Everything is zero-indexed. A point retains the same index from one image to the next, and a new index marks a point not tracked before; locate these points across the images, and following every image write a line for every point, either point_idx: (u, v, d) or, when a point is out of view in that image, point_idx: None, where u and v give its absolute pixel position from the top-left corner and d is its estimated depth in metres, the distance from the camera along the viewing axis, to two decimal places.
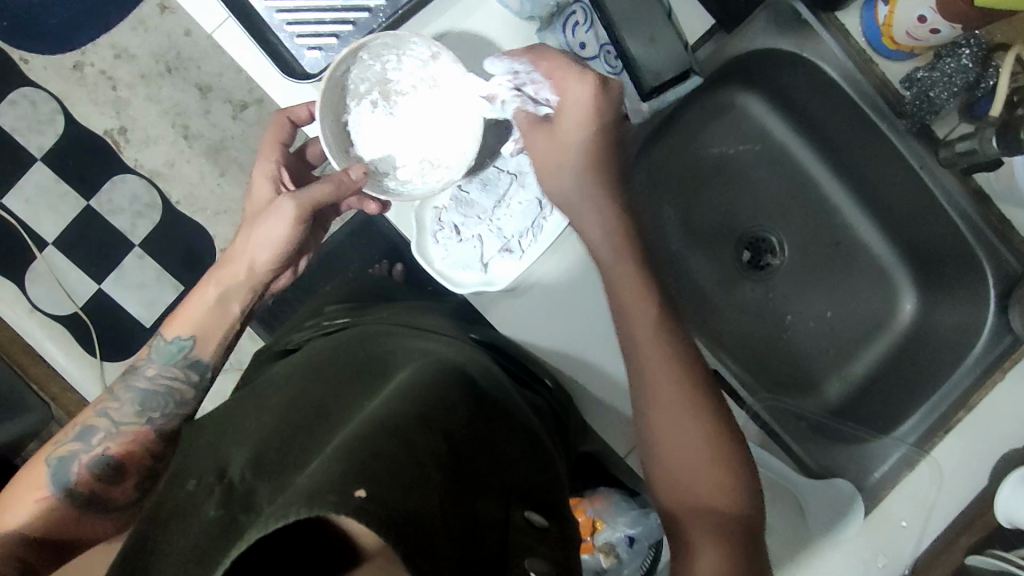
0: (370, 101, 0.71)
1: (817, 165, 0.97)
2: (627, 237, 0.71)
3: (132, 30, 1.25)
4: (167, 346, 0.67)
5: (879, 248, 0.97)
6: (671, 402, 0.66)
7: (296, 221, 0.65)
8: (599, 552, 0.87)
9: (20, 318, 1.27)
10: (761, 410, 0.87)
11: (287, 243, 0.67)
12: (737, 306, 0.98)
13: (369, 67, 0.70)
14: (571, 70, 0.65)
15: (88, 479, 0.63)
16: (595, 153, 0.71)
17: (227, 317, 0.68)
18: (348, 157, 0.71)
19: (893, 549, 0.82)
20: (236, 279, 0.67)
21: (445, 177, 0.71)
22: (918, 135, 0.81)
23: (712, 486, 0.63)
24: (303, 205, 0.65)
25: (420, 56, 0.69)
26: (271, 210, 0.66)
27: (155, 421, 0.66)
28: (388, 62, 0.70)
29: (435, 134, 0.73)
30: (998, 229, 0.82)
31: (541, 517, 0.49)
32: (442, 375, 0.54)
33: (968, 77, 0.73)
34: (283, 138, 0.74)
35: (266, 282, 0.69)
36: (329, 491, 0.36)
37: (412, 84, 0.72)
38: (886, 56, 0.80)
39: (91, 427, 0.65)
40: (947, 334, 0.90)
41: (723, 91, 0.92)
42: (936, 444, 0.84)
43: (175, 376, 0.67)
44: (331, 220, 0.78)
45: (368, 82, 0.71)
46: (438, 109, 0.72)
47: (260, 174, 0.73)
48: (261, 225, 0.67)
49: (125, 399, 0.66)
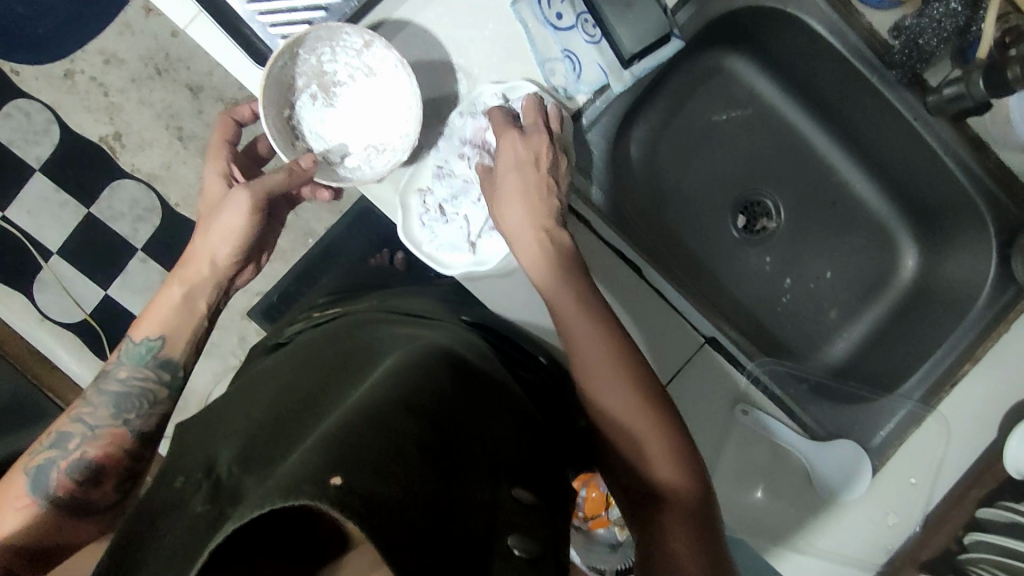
0: (309, 94, 0.74)
1: (809, 125, 0.95)
2: (542, 219, 0.69)
3: (120, 34, 1.25)
4: (136, 347, 0.67)
5: (876, 203, 0.96)
6: (606, 381, 0.63)
7: (252, 210, 0.67)
8: (614, 526, 0.86)
9: (30, 326, 1.29)
10: (761, 373, 0.83)
11: (247, 232, 0.69)
12: (737, 273, 0.96)
13: (305, 61, 0.72)
14: (498, 122, 0.71)
15: (68, 484, 0.62)
16: (531, 185, 0.69)
17: (194, 312, 0.69)
18: (296, 149, 0.74)
19: (905, 508, 0.82)
20: (200, 276, 0.69)
21: (390, 160, 0.73)
22: (909, 85, 0.79)
23: (667, 437, 0.62)
24: (256, 193, 0.67)
25: (354, 46, 0.71)
26: (227, 201, 0.68)
27: (131, 421, 0.65)
28: (323, 55, 0.72)
29: (375, 122, 0.75)
30: (997, 177, 0.80)
31: (528, 494, 0.50)
32: (428, 359, 0.55)
33: (957, 20, 0.74)
34: (231, 138, 0.77)
35: (228, 274, 0.71)
36: (306, 481, 0.36)
37: (349, 74, 0.74)
38: (871, 5, 0.78)
39: (67, 432, 0.63)
40: (953, 287, 0.89)
41: (709, 55, 0.91)
42: (942, 399, 0.83)
43: (145, 377, 0.67)
44: (284, 212, 0.80)
45: (306, 76, 0.73)
46: (376, 98, 0.75)
47: (211, 172, 0.74)
48: (215, 220, 0.68)
49: (98, 403, 0.65)
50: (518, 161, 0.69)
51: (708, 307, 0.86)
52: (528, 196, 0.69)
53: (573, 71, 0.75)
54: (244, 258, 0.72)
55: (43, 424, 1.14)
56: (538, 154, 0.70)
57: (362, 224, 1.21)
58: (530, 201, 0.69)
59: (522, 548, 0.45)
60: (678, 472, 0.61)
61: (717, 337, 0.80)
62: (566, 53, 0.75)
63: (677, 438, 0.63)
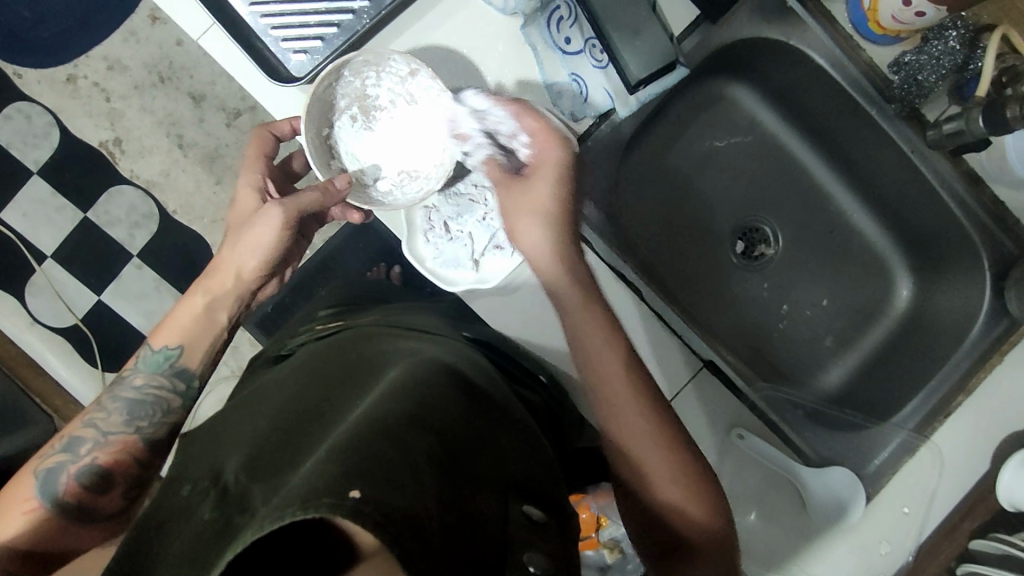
0: (349, 115, 0.75)
1: (809, 154, 0.96)
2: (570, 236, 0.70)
3: (124, 41, 1.26)
4: (154, 356, 0.66)
5: (873, 233, 0.97)
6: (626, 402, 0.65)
7: (283, 227, 0.66)
8: (604, 548, 0.84)
9: (21, 330, 1.28)
10: (759, 399, 0.83)
11: (275, 248, 0.67)
12: (733, 297, 0.97)
13: (348, 83, 0.73)
14: (553, 135, 0.69)
15: (76, 489, 0.61)
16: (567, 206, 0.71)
17: (214, 324, 0.68)
18: (331, 168, 0.74)
19: (896, 537, 0.82)
20: (223, 288, 0.68)
21: (423, 187, 0.74)
22: (908, 119, 0.81)
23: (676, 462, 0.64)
24: (289, 211, 0.65)
25: (399, 73, 0.72)
26: (257, 216, 0.66)
27: (143, 429, 0.65)
28: (368, 79, 0.73)
29: (410, 147, 0.76)
30: (992, 212, 0.82)
31: (538, 511, 0.50)
32: (435, 374, 0.55)
33: (956, 58, 0.75)
34: (266, 151, 0.76)
35: (252, 287, 0.70)
36: (323, 492, 0.36)
37: (390, 100, 0.75)
38: (873, 41, 0.80)
39: (79, 437, 0.63)
40: (945, 318, 0.90)
41: (711, 83, 0.92)
42: (936, 428, 0.84)
43: (161, 385, 0.66)
44: (313, 230, 0.80)
45: (348, 97, 0.74)
46: (415, 125, 0.76)
47: (245, 184, 0.73)
48: (246, 233, 0.67)
49: (112, 409, 0.64)
50: (558, 173, 0.70)
51: (702, 330, 0.87)
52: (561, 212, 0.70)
53: (580, 94, 0.77)
54: (269, 273, 0.70)
55: (31, 430, 1.13)
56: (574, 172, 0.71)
57: (360, 239, 1.22)
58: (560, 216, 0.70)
59: (537, 564, 0.45)
60: (694, 500, 0.64)
61: (715, 361, 0.80)
62: (573, 76, 0.76)
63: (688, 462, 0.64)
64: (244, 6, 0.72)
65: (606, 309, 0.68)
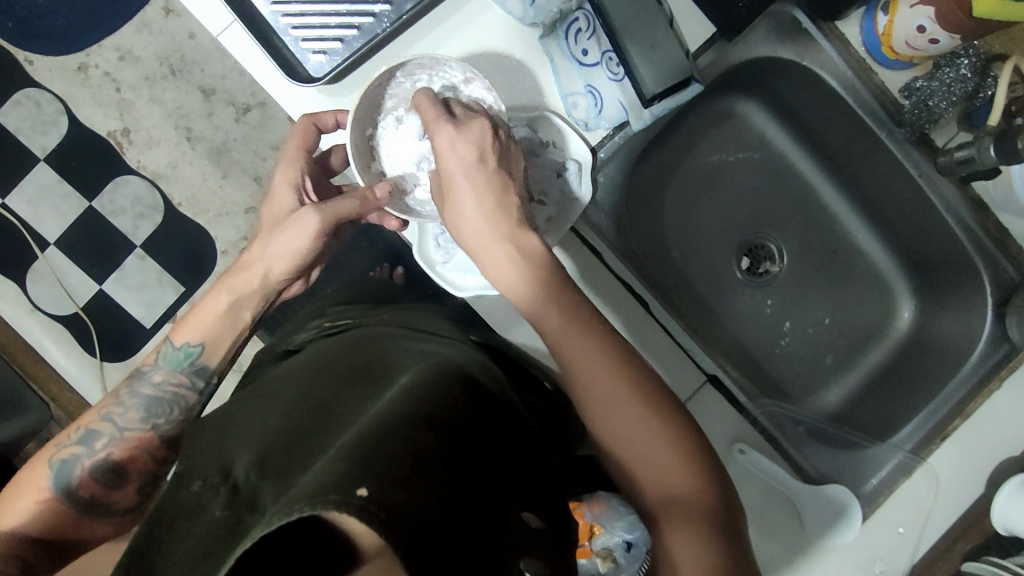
0: (395, 117, 0.73)
1: (816, 173, 0.97)
2: (500, 212, 0.64)
3: (137, 33, 1.26)
4: (174, 352, 0.67)
5: (877, 254, 0.98)
6: (599, 393, 0.60)
7: (318, 234, 0.65)
8: (596, 557, 0.83)
9: (20, 316, 1.27)
10: (761, 416, 0.87)
11: (308, 252, 0.66)
12: (736, 313, 0.98)
13: (398, 83, 0.73)
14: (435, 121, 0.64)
15: (90, 482, 0.62)
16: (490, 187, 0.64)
17: (238, 323, 0.69)
18: (370, 171, 0.73)
19: (892, 557, 0.82)
20: (249, 288, 0.67)
21: None
22: (917, 143, 0.82)
23: (660, 446, 0.58)
24: (327, 219, 0.64)
25: (452, 79, 0.72)
26: (291, 221, 0.65)
27: (159, 427, 0.65)
28: (419, 81, 0.73)
29: None
30: (996, 239, 0.83)
31: (536, 518, 0.50)
32: (443, 376, 0.55)
33: (967, 85, 0.77)
34: (307, 143, 0.72)
35: (278, 288, 0.69)
36: (332, 489, 0.37)
37: None
38: (885, 65, 0.81)
39: (96, 430, 0.64)
40: (946, 342, 0.91)
41: (723, 100, 0.93)
42: (933, 451, 0.84)
43: (180, 383, 0.67)
44: None
45: (396, 98, 0.73)
46: None
47: (281, 180, 0.71)
48: (278, 236, 0.66)
49: (129, 404, 0.65)
50: (457, 150, 0.63)
51: (705, 345, 0.87)
52: (477, 195, 0.64)
53: (595, 107, 0.77)
54: (298, 274, 0.70)
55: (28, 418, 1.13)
56: (482, 147, 0.63)
57: (365, 239, 1.22)
58: (491, 197, 0.64)
59: None
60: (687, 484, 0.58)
61: (719, 376, 0.83)
62: (588, 88, 0.76)
63: (675, 444, 0.59)
64: (265, 5, 0.74)
65: (561, 302, 0.63)
